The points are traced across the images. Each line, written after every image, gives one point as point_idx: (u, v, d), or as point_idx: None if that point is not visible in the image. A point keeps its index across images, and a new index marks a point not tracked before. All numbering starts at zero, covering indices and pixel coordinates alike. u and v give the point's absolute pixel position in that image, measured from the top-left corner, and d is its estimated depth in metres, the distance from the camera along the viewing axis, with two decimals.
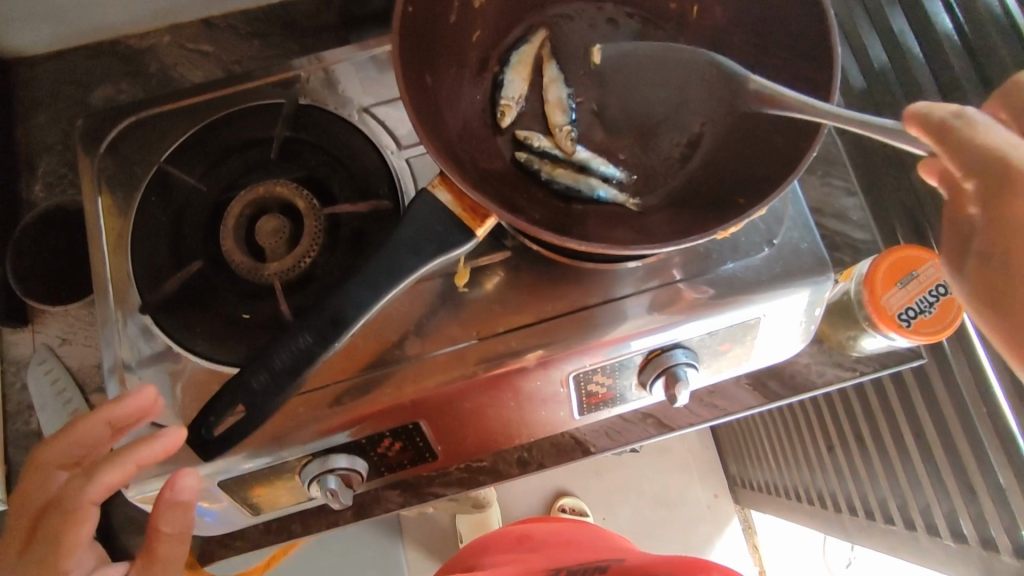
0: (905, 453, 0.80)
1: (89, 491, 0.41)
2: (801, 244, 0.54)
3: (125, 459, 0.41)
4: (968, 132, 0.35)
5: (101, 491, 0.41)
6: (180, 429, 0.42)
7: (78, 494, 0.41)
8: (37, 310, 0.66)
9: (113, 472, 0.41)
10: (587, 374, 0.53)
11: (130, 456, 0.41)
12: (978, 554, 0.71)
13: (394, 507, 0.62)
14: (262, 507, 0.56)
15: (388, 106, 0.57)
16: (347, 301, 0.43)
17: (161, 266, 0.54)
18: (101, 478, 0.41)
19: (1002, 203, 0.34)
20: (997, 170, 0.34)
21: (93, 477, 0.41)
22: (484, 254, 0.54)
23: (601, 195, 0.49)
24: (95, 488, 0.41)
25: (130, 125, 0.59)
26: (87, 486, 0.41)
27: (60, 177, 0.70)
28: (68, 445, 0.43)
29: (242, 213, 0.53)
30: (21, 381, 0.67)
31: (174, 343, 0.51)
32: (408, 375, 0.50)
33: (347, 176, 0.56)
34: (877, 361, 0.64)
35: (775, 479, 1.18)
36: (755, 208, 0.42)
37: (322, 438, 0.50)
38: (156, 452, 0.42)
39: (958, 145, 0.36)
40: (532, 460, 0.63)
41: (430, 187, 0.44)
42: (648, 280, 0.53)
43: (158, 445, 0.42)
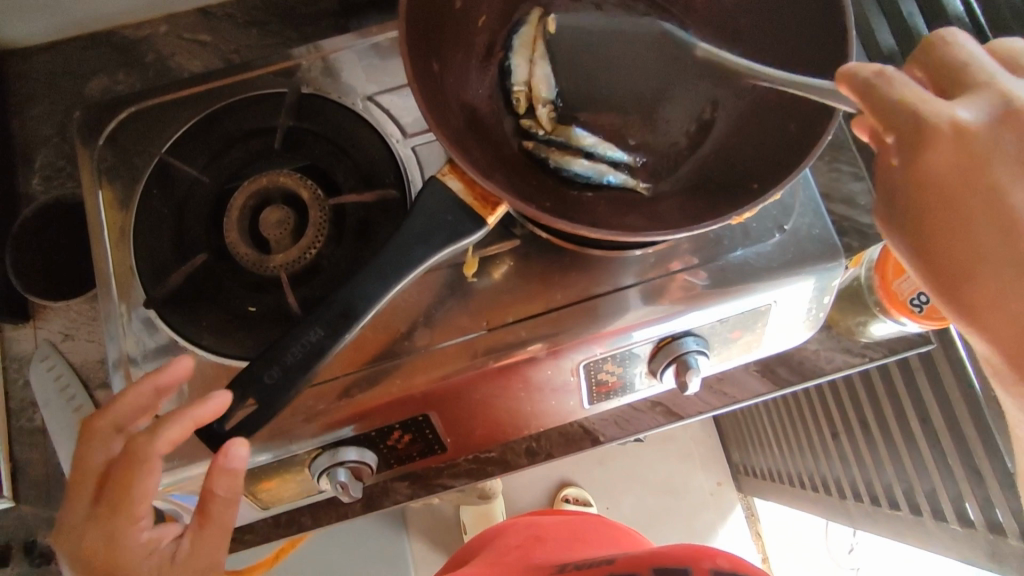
0: (911, 438, 0.80)
1: (156, 444, 0.39)
2: (812, 230, 0.53)
3: (182, 416, 0.40)
4: (891, 94, 0.34)
5: (166, 446, 0.39)
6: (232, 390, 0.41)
7: (140, 451, 0.39)
8: (38, 306, 0.66)
9: (174, 428, 0.39)
10: (598, 363, 0.53)
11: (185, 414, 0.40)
12: (985, 537, 0.71)
13: (403, 499, 0.61)
14: (271, 501, 0.55)
15: (392, 94, 0.56)
16: (357, 293, 0.42)
17: (164, 260, 0.53)
18: (164, 436, 0.39)
19: (919, 163, 0.34)
20: (915, 135, 0.34)
21: (154, 434, 0.39)
22: (492, 244, 0.53)
23: (611, 179, 0.49)
24: (155, 446, 0.39)
25: (128, 116, 0.58)
26: (149, 444, 0.39)
27: (58, 170, 0.69)
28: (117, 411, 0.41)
29: (246, 204, 0.53)
30: (24, 377, 0.66)
31: (180, 338, 0.50)
32: (418, 366, 0.50)
33: (352, 166, 0.55)
34: (886, 347, 0.63)
35: (779, 466, 1.18)
36: (770, 192, 0.41)
37: (331, 431, 0.49)
38: (210, 412, 0.41)
39: (881, 108, 0.34)
40: (541, 450, 0.63)
41: (440, 176, 0.44)
42: (658, 268, 0.53)
43: (213, 406, 0.41)
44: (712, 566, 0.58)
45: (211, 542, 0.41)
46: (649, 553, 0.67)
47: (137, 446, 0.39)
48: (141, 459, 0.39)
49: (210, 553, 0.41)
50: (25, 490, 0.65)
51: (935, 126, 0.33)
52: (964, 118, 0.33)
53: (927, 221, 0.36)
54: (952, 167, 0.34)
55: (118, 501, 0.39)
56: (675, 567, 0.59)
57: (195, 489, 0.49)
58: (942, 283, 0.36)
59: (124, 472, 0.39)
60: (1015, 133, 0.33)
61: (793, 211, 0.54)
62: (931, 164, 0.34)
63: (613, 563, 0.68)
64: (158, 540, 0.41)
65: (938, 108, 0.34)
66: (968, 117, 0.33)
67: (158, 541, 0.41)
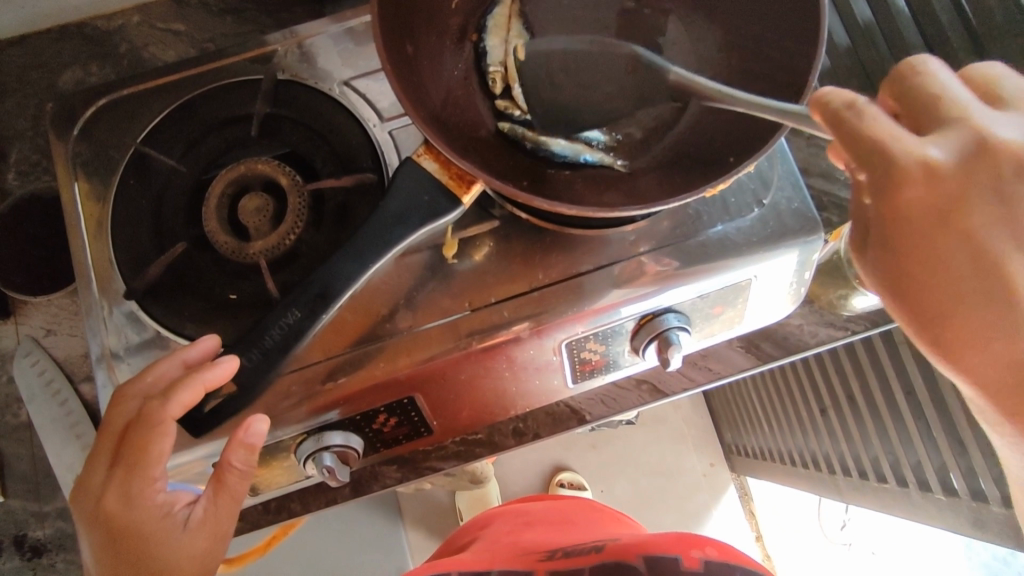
0: (896, 410, 0.81)
1: (167, 408, 0.41)
2: (792, 203, 0.54)
3: (191, 381, 0.41)
4: (862, 127, 0.31)
5: (178, 408, 0.42)
6: (237, 357, 0.41)
7: (154, 415, 0.42)
8: (19, 302, 0.65)
9: (186, 392, 0.41)
10: (580, 342, 0.53)
11: (194, 380, 0.41)
12: (968, 505, 0.72)
13: (392, 483, 0.61)
14: (260, 487, 0.55)
15: (368, 78, 0.56)
16: (334, 275, 0.42)
17: (143, 250, 0.53)
18: (176, 399, 0.41)
19: (892, 202, 0.31)
20: (891, 173, 0.31)
21: (168, 399, 0.41)
22: (472, 225, 0.53)
23: (586, 159, 0.49)
24: (170, 410, 0.41)
25: (102, 108, 0.58)
26: (163, 408, 0.42)
27: (34, 165, 0.69)
28: (146, 377, 0.44)
29: (224, 192, 0.52)
30: (7, 374, 0.65)
31: (162, 328, 0.50)
32: (401, 348, 0.50)
33: (330, 151, 0.55)
34: (867, 320, 0.64)
35: (770, 444, 1.19)
36: (745, 165, 0.41)
37: (316, 415, 0.50)
38: (218, 378, 0.41)
39: (854, 138, 0.31)
40: (528, 430, 0.63)
41: (416, 156, 0.44)
42: (637, 246, 0.53)
43: (219, 372, 0.41)
44: (702, 554, 0.63)
45: (224, 509, 0.44)
46: (640, 541, 0.69)
47: (152, 410, 0.42)
48: (155, 423, 0.42)
49: (221, 520, 0.44)
50: (13, 486, 0.65)
51: (907, 169, 0.30)
52: (934, 157, 0.30)
53: (908, 257, 0.33)
54: (928, 205, 0.31)
55: (136, 461, 0.42)
56: (665, 556, 0.64)
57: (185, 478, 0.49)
58: (927, 325, 0.33)
59: (139, 436, 0.42)
60: (993, 175, 0.30)
61: (772, 185, 0.54)
62: (905, 202, 0.31)
63: (599, 550, 0.69)
64: (173, 504, 0.43)
65: (909, 146, 0.30)
66: (939, 156, 0.30)
67: (172, 505, 0.43)
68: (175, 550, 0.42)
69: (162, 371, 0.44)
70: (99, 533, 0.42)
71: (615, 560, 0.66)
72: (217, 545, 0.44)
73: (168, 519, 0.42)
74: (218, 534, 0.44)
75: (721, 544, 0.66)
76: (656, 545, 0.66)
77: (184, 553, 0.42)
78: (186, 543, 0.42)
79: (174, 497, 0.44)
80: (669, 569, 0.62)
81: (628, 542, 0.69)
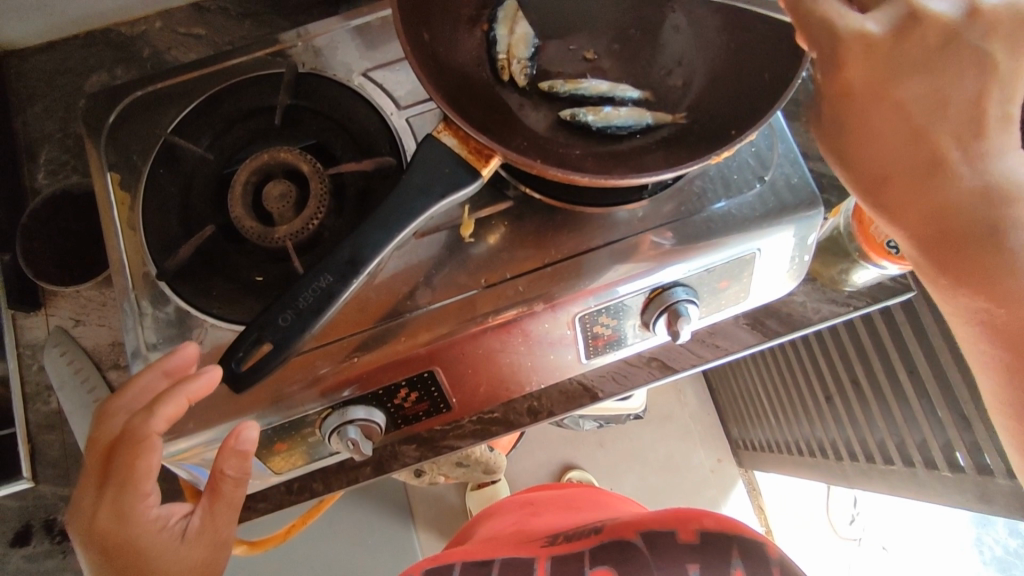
0: (900, 392, 0.83)
1: (152, 423, 0.43)
2: (792, 179, 0.56)
3: (174, 395, 0.43)
4: (814, 9, 0.43)
5: (163, 422, 0.43)
6: (220, 366, 0.44)
7: (141, 430, 0.43)
8: (49, 293, 0.67)
9: (170, 406, 0.43)
10: (593, 316, 0.55)
11: (178, 392, 0.43)
12: (973, 480, 0.73)
13: (412, 461, 0.63)
14: (284, 465, 0.57)
15: (385, 69, 0.59)
16: (362, 244, 0.44)
17: (172, 234, 0.55)
18: (161, 413, 0.43)
19: (838, 76, 0.44)
20: (836, 48, 0.43)
21: (153, 413, 0.43)
22: (486, 206, 0.55)
23: (649, 121, 0.53)
24: (153, 424, 0.43)
25: (132, 101, 0.60)
26: (148, 423, 0.43)
27: (62, 163, 0.71)
28: (130, 397, 0.45)
29: (248, 180, 0.55)
30: (37, 363, 0.68)
31: (192, 308, 0.52)
32: (421, 322, 0.52)
33: (349, 140, 0.58)
34: (868, 295, 0.66)
35: (777, 436, 1.20)
36: (745, 136, 0.45)
37: (339, 389, 0.52)
38: (202, 389, 0.43)
39: (804, 17, 0.43)
40: (542, 408, 0.65)
41: (435, 133, 0.46)
42: (647, 222, 0.55)
43: (202, 383, 0.43)
44: (699, 527, 0.64)
45: (221, 516, 0.46)
46: (638, 517, 0.70)
47: (136, 427, 0.43)
48: (142, 438, 0.43)
49: (220, 526, 0.46)
50: (43, 472, 0.68)
51: (847, 34, 0.43)
52: (871, 30, 0.43)
53: (860, 128, 0.44)
54: (865, 72, 0.43)
55: (127, 477, 0.43)
56: (663, 531, 0.65)
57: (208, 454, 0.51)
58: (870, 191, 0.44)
59: (129, 451, 0.43)
60: (911, 42, 0.42)
61: (772, 163, 0.56)
62: (846, 72, 0.43)
63: (599, 531, 0.70)
64: (168, 518, 0.45)
65: (851, 23, 0.43)
66: (873, 31, 0.43)
67: (168, 518, 0.45)
68: (175, 560, 0.44)
69: (146, 385, 0.45)
70: (96, 551, 0.44)
71: (614, 539, 0.67)
72: (216, 552, 0.46)
73: (165, 531, 0.45)
74: (216, 543, 0.46)
75: (717, 513, 0.66)
76: (653, 521, 0.67)
77: (184, 563, 0.44)
78: (186, 552, 0.45)
79: (168, 511, 0.46)
80: (668, 545, 0.63)
81: (630, 519, 0.70)
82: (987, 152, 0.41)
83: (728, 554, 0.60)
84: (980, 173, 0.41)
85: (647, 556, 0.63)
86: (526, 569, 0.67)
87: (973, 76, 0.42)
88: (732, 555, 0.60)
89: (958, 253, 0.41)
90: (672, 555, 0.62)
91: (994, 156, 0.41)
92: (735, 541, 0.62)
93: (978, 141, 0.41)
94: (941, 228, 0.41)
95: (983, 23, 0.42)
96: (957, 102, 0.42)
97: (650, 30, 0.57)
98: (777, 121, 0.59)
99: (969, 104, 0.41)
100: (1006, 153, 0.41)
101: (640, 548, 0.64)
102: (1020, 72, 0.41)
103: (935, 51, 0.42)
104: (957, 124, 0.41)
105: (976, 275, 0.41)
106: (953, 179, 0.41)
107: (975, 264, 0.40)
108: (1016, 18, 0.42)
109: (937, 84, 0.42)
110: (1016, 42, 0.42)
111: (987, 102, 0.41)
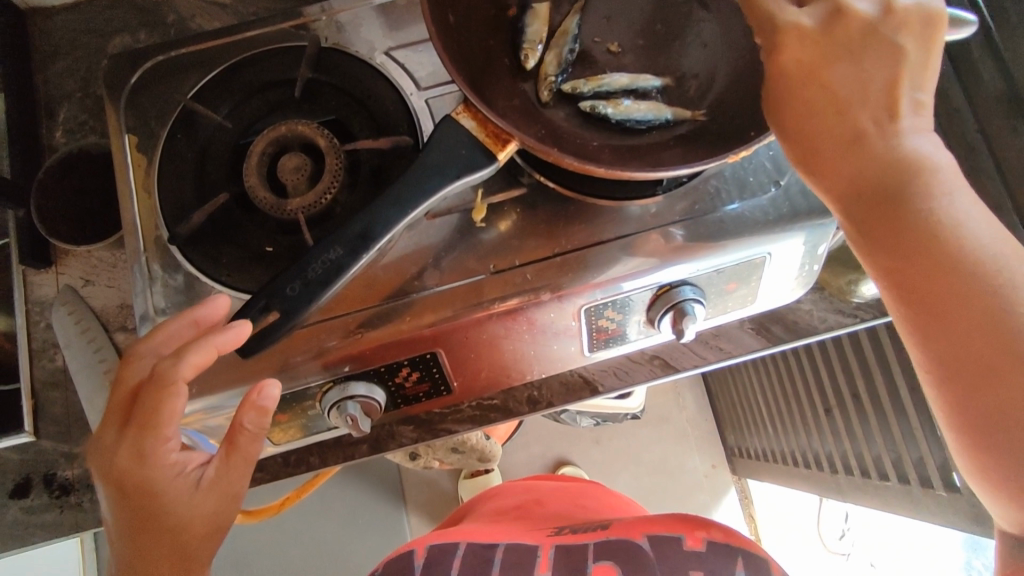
0: (900, 408, 0.83)
1: (178, 370, 0.43)
2: (807, 185, 0.56)
3: (201, 344, 0.43)
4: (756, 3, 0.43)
5: (190, 370, 0.43)
6: (250, 321, 0.43)
7: (168, 375, 0.43)
8: (61, 252, 0.68)
9: (198, 355, 0.43)
10: (599, 309, 0.55)
11: (206, 343, 0.43)
12: (969, 501, 0.73)
13: (408, 442, 0.63)
14: (283, 436, 0.58)
15: (407, 49, 0.59)
16: (376, 219, 0.44)
17: (186, 200, 0.55)
18: (186, 361, 0.43)
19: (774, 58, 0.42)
20: (773, 36, 0.42)
21: (180, 360, 0.43)
22: (500, 192, 0.55)
23: (668, 117, 0.53)
24: (179, 371, 0.43)
25: (154, 64, 0.60)
26: (175, 369, 0.43)
27: (80, 123, 0.71)
28: (159, 344, 0.46)
29: (264, 151, 0.55)
30: (45, 320, 0.68)
31: (201, 274, 0.53)
32: (426, 303, 0.52)
33: (367, 117, 0.58)
34: (876, 309, 0.66)
35: (773, 445, 1.20)
36: (765, 136, 0.44)
37: (341, 364, 0.52)
38: (229, 342, 0.43)
39: (754, 15, 0.43)
40: (542, 398, 0.65)
41: (454, 114, 0.46)
42: (658, 219, 0.55)
43: (230, 336, 0.43)
44: (706, 535, 0.64)
45: (236, 469, 0.46)
46: (646, 517, 0.70)
47: (163, 371, 0.43)
48: (168, 382, 0.43)
49: (233, 479, 0.46)
50: (44, 427, 0.68)
51: (784, 30, 0.42)
52: (805, 23, 0.42)
53: (795, 101, 0.41)
54: (801, 56, 0.41)
55: (148, 420, 0.43)
56: (669, 535, 0.65)
57: (208, 422, 0.52)
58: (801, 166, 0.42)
59: (153, 395, 0.43)
60: (841, 28, 0.41)
61: (789, 168, 0.56)
62: (780, 60, 0.41)
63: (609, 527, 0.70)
64: (185, 464, 0.45)
65: (788, 15, 0.42)
66: (809, 22, 0.42)
67: (185, 464, 0.45)
68: (188, 505, 0.45)
69: (175, 332, 0.46)
70: (113, 488, 0.44)
71: (619, 535, 0.67)
72: (228, 502, 0.46)
73: (181, 477, 0.45)
74: (228, 493, 0.46)
75: (729, 527, 0.66)
76: (659, 524, 0.67)
77: (198, 509, 0.45)
78: (199, 499, 0.45)
79: (187, 457, 0.46)
80: (673, 548, 0.63)
81: (635, 519, 0.70)
82: (900, 132, 0.40)
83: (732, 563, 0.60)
84: (897, 150, 0.40)
85: (652, 557, 0.62)
86: (530, 557, 0.67)
87: (888, 63, 0.41)
88: (735, 566, 0.60)
89: (877, 228, 0.40)
90: (678, 559, 0.62)
91: (907, 136, 0.40)
92: (741, 552, 0.62)
93: (893, 122, 0.40)
94: (862, 202, 0.40)
95: (896, 18, 0.42)
96: (875, 89, 0.41)
97: (675, 25, 0.57)
98: None
99: (884, 90, 0.41)
100: (916, 133, 0.40)
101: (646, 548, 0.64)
102: (932, 61, 0.41)
103: (859, 40, 0.41)
104: (876, 107, 0.40)
105: (902, 253, 0.39)
106: (873, 160, 0.40)
107: (909, 245, 0.39)
108: (924, 14, 0.41)
109: (857, 68, 0.41)
110: (928, 34, 0.41)
111: (901, 86, 0.41)
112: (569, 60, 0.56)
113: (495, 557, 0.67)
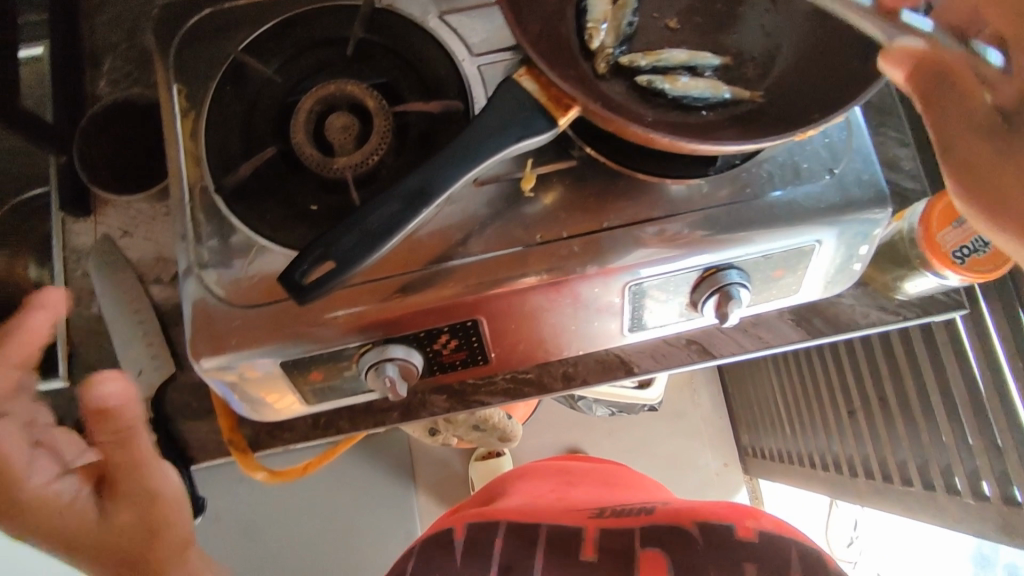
0: (930, 412, 0.81)
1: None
2: (862, 175, 0.54)
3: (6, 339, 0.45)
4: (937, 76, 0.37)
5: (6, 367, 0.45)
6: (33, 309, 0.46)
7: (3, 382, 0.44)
8: (101, 202, 0.68)
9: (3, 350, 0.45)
10: (643, 286, 0.54)
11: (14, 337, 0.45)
12: (998, 510, 0.71)
13: (439, 412, 0.63)
14: (316, 396, 0.57)
15: (461, 15, 0.58)
16: (434, 175, 0.44)
17: (233, 152, 0.55)
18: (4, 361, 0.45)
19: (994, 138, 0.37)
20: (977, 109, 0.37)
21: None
22: (550, 163, 0.55)
23: (726, 96, 0.51)
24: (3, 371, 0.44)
25: (206, 15, 0.60)
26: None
27: (125, 73, 0.71)
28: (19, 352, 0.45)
29: (312, 109, 0.54)
30: (82, 268, 0.66)
31: (245, 227, 0.52)
32: (471, 270, 0.51)
33: (417, 81, 0.57)
34: (919, 307, 0.65)
35: (790, 446, 1.19)
36: (832, 117, 0.44)
37: (383, 326, 0.51)
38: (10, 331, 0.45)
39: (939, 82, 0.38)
40: (577, 375, 0.64)
41: (516, 76, 0.45)
42: (710, 198, 0.53)
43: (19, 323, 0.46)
44: (756, 525, 0.67)
45: (130, 475, 0.42)
46: (691, 501, 0.72)
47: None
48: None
49: (132, 486, 0.42)
50: (78, 372, 0.65)
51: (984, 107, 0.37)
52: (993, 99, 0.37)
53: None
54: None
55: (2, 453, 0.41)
56: (720, 524, 0.68)
57: (245, 376, 0.51)
58: None
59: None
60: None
61: (844, 157, 0.55)
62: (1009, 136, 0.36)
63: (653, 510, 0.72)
64: (66, 491, 0.41)
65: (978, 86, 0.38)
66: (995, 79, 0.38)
67: (65, 492, 0.41)
68: (86, 535, 0.40)
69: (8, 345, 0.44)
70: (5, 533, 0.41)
71: (669, 524, 0.69)
72: (141, 511, 0.42)
73: (62, 507, 0.40)
74: (138, 503, 0.42)
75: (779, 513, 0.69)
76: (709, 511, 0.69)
77: (102, 530, 0.41)
78: (97, 524, 0.40)
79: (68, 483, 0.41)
80: (724, 539, 0.66)
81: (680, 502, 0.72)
82: None
83: (787, 559, 0.63)
84: None
85: (704, 548, 0.66)
86: (575, 542, 0.70)
87: None
88: (789, 560, 0.64)
89: None
90: (730, 550, 0.65)
91: None
92: (795, 547, 0.64)
93: None
94: None
95: None
96: None
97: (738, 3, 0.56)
98: (853, 115, 0.57)
99: None
100: None
101: (697, 540, 0.67)
102: None
103: None
104: None
105: None
106: None
107: None
108: None
109: None
110: None
111: None
112: (626, 32, 0.54)
113: (540, 541, 0.70)
